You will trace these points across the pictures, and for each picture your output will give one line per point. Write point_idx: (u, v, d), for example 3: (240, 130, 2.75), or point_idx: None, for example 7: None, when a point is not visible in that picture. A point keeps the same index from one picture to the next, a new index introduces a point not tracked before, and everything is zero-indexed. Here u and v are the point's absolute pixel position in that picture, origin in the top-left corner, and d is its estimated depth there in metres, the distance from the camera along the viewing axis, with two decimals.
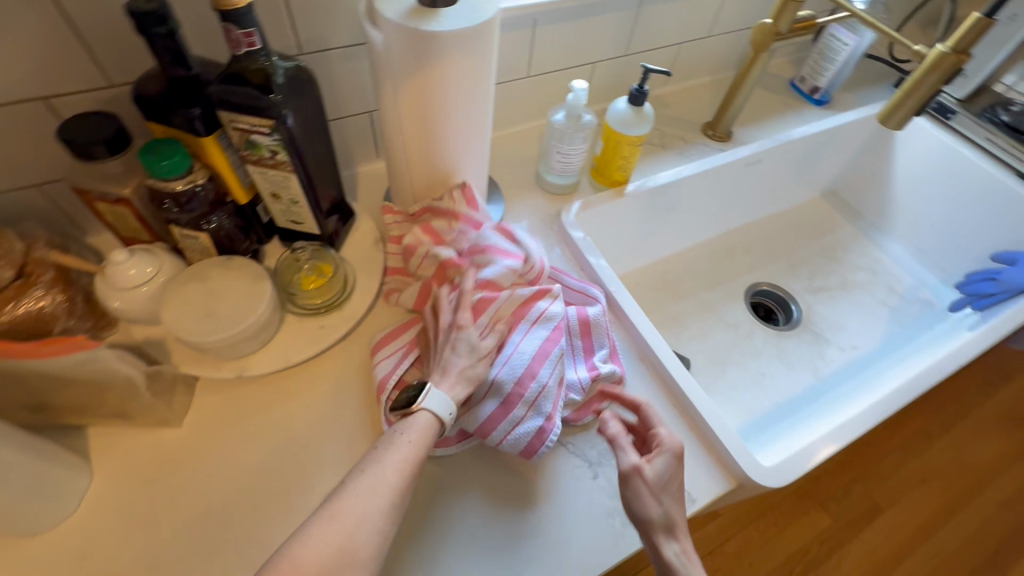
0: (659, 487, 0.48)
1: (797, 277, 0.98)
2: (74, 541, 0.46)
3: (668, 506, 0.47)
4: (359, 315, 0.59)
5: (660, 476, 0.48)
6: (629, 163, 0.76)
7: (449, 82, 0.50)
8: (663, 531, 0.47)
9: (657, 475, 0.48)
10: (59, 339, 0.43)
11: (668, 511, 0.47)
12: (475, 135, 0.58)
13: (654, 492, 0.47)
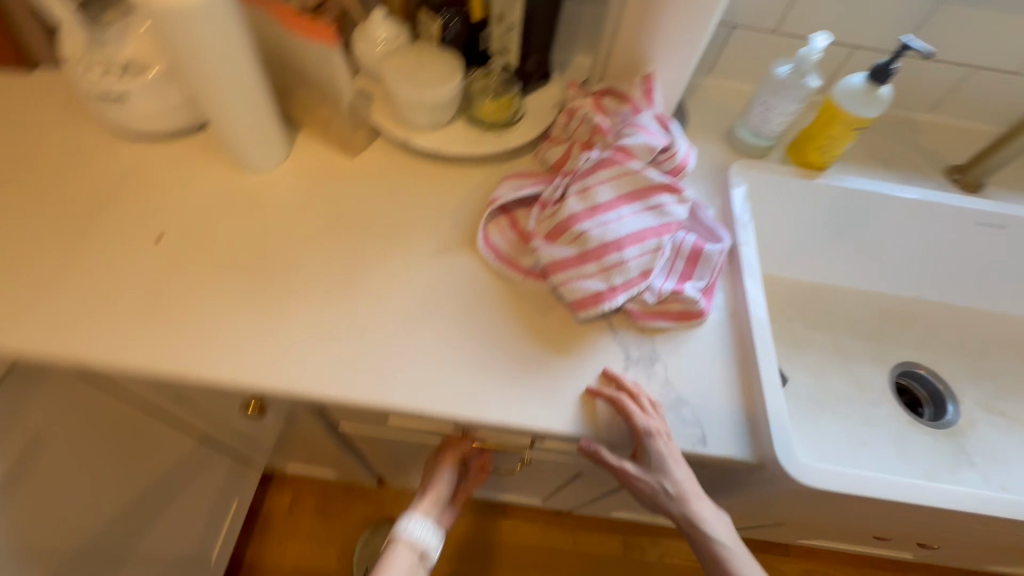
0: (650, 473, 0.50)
1: (976, 385, 0.80)
2: (258, 187, 0.63)
3: (673, 481, 0.50)
4: (509, 147, 0.66)
5: (647, 469, 0.50)
6: (837, 147, 0.69)
7: None
8: (674, 505, 0.50)
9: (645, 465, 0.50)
10: (313, 24, 0.54)
11: (674, 484, 0.50)
12: (692, 31, 0.59)
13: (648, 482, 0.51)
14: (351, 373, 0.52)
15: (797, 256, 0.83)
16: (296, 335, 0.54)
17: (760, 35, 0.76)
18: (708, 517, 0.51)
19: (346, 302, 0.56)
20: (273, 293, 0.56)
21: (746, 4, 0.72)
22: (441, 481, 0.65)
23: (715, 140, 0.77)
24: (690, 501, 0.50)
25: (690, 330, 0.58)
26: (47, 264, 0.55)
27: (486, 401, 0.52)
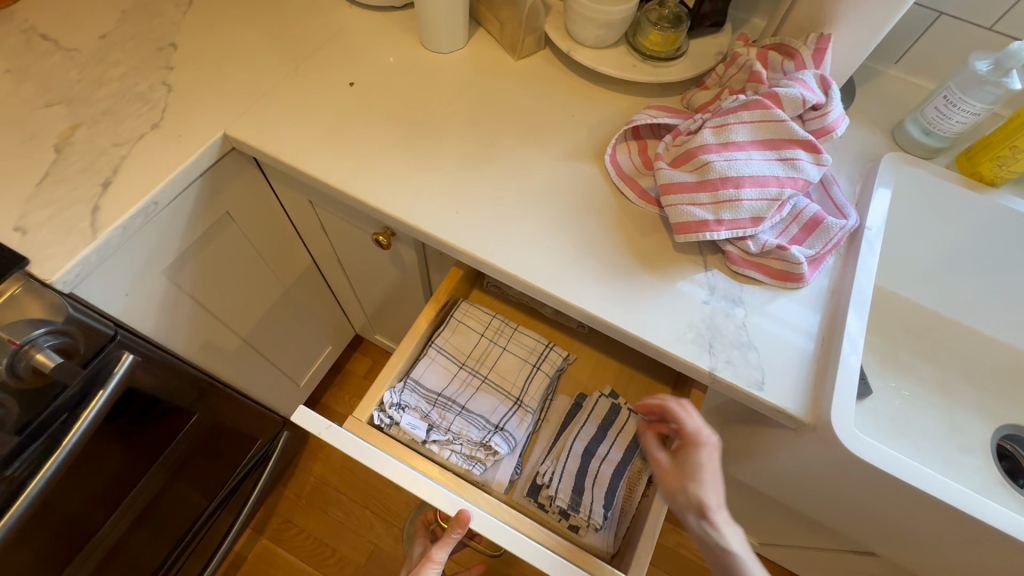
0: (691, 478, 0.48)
1: None
2: (434, 65, 0.73)
3: (707, 492, 0.48)
4: (661, 79, 0.68)
5: (688, 473, 0.48)
6: (1019, 161, 0.63)
7: None
8: (697, 514, 0.48)
9: (687, 469, 0.49)
10: None
11: (705, 496, 0.48)
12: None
13: (686, 493, 0.48)
14: (463, 230, 0.61)
15: (930, 279, 0.77)
16: (430, 185, 0.63)
17: (970, 31, 0.69)
18: (729, 538, 0.47)
19: (478, 175, 0.64)
20: (423, 151, 0.65)
21: None
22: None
23: (877, 130, 0.73)
24: (716, 520, 0.47)
25: (783, 290, 0.58)
26: (270, 82, 0.70)
27: (570, 285, 0.58)
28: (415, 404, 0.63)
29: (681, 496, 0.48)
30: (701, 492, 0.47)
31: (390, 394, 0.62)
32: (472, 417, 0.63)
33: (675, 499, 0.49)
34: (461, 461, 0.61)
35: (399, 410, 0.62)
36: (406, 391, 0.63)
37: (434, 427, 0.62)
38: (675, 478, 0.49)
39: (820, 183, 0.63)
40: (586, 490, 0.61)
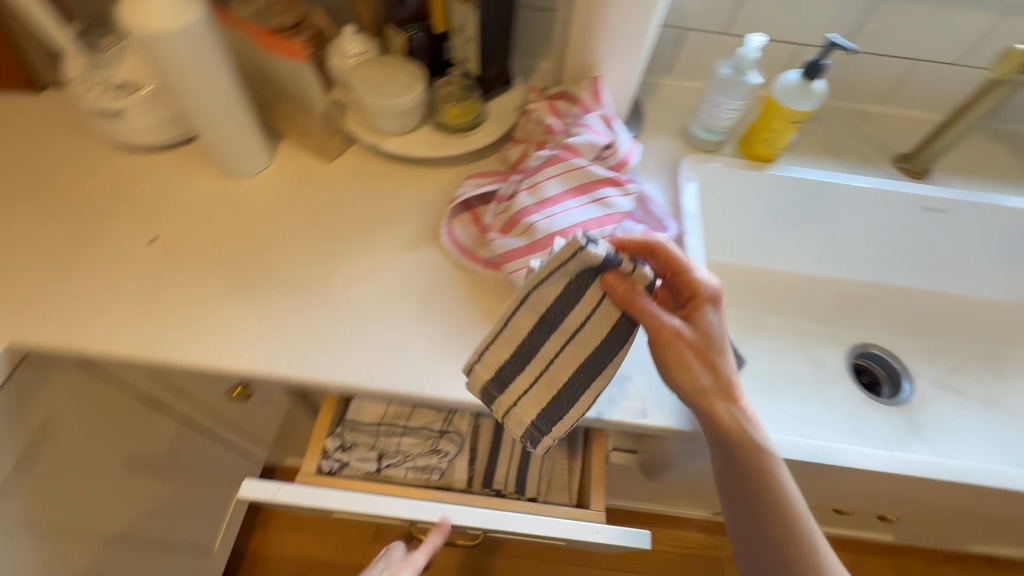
0: (704, 354, 0.51)
1: (934, 365, 0.83)
2: (243, 191, 0.69)
3: (719, 377, 0.50)
4: (473, 147, 0.71)
5: (698, 356, 0.51)
6: (779, 140, 0.74)
7: None
8: (718, 397, 0.50)
9: (703, 338, 0.51)
10: (276, 43, 0.61)
11: (720, 379, 0.51)
12: (636, 35, 0.64)
13: (704, 375, 0.50)
14: (324, 357, 0.57)
15: (756, 245, 0.87)
16: (272, 323, 0.59)
17: (712, 36, 0.80)
18: (756, 428, 0.50)
19: (322, 293, 0.62)
20: (255, 287, 0.62)
21: (697, 6, 0.77)
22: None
23: (671, 135, 0.82)
24: (742, 403, 0.50)
25: None
26: (53, 263, 0.61)
27: (445, 377, 0.57)
28: (358, 442, 0.66)
29: (700, 382, 0.50)
30: (721, 367, 0.51)
31: (332, 440, 0.65)
32: (416, 436, 0.67)
33: (697, 386, 0.50)
34: (418, 474, 0.66)
35: (344, 452, 0.65)
36: (347, 432, 0.67)
37: (384, 454, 0.66)
38: (693, 356, 0.51)
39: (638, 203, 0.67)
40: (529, 466, 0.68)
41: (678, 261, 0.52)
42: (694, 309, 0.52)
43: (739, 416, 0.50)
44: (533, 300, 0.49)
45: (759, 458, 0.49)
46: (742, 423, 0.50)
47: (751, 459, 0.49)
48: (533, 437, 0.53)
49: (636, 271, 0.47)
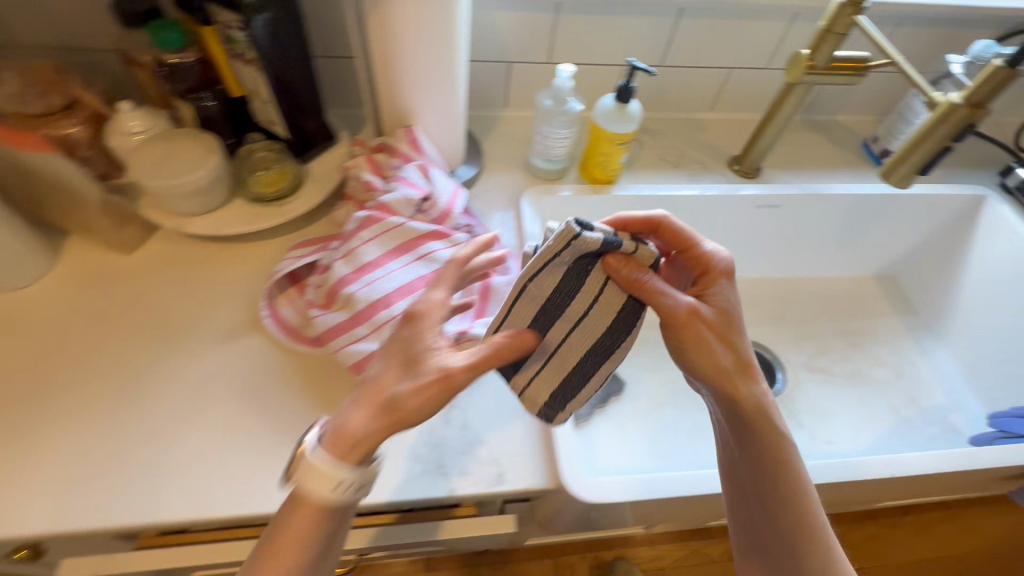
0: (722, 332, 0.47)
1: (800, 350, 0.87)
2: (18, 307, 0.59)
3: (740, 351, 0.47)
4: (292, 215, 0.65)
5: (721, 334, 0.47)
6: (612, 163, 0.74)
7: (408, 22, 0.56)
8: (738, 373, 0.47)
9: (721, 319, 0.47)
10: (20, 136, 0.54)
11: (741, 356, 0.47)
12: (441, 75, 0.62)
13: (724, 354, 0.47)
14: (125, 495, 0.49)
15: None
16: (53, 465, 0.49)
17: (536, 65, 0.81)
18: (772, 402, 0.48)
19: (120, 416, 0.53)
20: (31, 424, 0.51)
21: (513, 39, 0.77)
22: (510, 339, 0.42)
23: (515, 168, 0.80)
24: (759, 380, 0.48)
25: None
26: None
27: (272, 486, 0.50)
28: None
29: (723, 363, 0.46)
30: (741, 343, 0.48)
31: None
32: None
33: (720, 369, 0.46)
34: None
35: None
36: None
37: None
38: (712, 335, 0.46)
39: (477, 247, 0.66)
40: None
41: (685, 235, 0.50)
42: (707, 284, 0.48)
43: (760, 394, 0.48)
44: (531, 292, 0.45)
45: (785, 451, 0.48)
46: (763, 410, 0.48)
47: (780, 450, 0.48)
48: (546, 416, 0.48)
49: (638, 250, 0.44)
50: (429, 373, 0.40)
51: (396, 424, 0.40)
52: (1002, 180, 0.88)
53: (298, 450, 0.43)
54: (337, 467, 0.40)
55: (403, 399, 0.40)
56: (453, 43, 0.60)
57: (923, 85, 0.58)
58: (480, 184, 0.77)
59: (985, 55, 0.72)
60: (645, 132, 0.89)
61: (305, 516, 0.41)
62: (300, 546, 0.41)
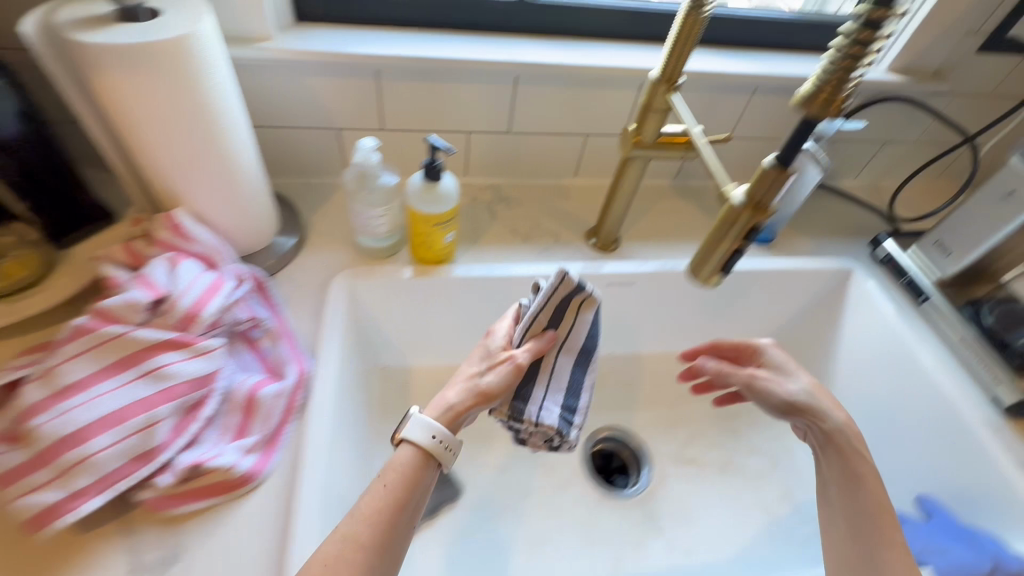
0: (778, 377, 0.61)
1: (669, 438, 0.80)
2: None
3: (802, 384, 0.60)
4: (23, 315, 0.54)
5: (777, 374, 0.62)
6: (436, 245, 0.66)
7: (142, 96, 0.47)
8: (803, 399, 0.59)
9: (774, 369, 0.62)
10: None
11: (802, 385, 0.60)
12: (206, 152, 0.53)
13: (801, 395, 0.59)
14: None
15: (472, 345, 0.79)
16: None
17: (369, 132, 0.74)
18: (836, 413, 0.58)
19: None
20: None
21: (336, 106, 0.70)
22: (540, 340, 0.59)
23: (342, 245, 0.72)
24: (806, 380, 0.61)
25: (237, 500, 0.49)
26: None
27: None
28: None
29: (791, 392, 0.60)
30: (757, 372, 0.62)
31: None
32: None
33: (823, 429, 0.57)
34: None
35: None
36: None
37: None
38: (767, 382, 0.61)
39: (259, 346, 0.59)
40: None
41: (738, 346, 0.66)
42: (753, 358, 0.64)
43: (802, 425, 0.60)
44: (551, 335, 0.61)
45: (838, 431, 0.57)
46: (848, 437, 0.56)
47: (835, 455, 0.56)
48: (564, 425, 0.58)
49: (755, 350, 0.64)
50: (500, 361, 0.59)
51: (482, 399, 0.56)
52: (872, 251, 0.85)
53: (400, 439, 0.52)
54: (436, 433, 0.52)
55: (488, 383, 0.57)
56: (212, 117, 0.52)
57: (720, 172, 0.51)
58: (294, 266, 0.69)
59: (828, 131, 0.70)
60: (500, 200, 0.82)
61: (402, 472, 0.50)
62: (404, 496, 0.49)
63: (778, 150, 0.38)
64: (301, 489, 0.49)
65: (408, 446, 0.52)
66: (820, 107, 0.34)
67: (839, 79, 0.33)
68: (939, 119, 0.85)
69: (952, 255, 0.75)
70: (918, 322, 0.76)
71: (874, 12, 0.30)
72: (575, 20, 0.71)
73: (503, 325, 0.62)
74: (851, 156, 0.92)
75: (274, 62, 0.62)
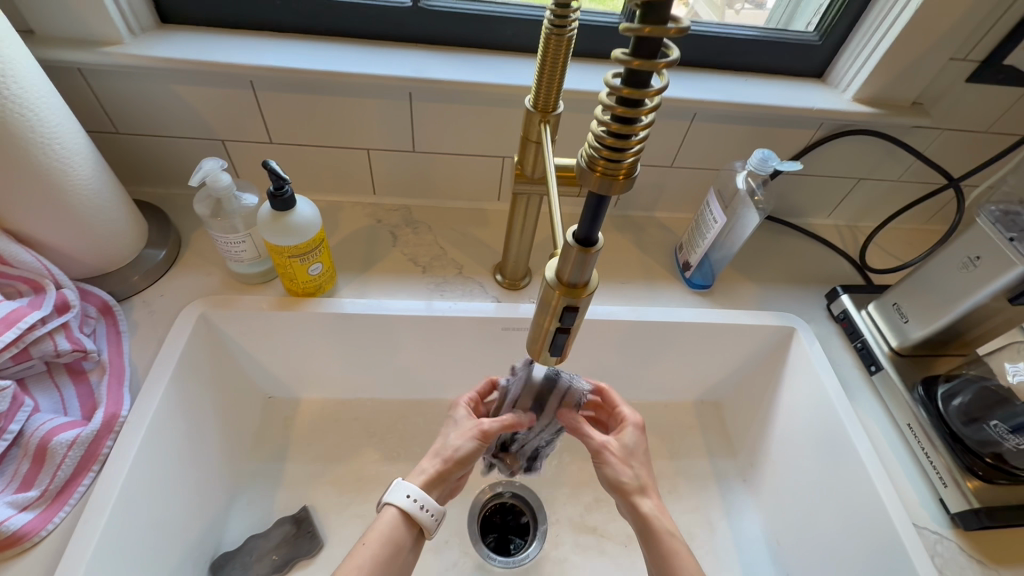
0: (627, 458, 0.54)
1: (574, 501, 0.71)
2: None
3: (638, 470, 0.53)
4: None
5: (626, 453, 0.54)
6: (300, 276, 0.60)
7: None
8: (634, 491, 0.52)
9: (625, 448, 0.54)
10: None
11: (639, 475, 0.53)
12: (13, 170, 0.48)
13: (629, 435, 0.55)
14: None
15: (360, 383, 0.72)
16: None
17: (256, 146, 0.67)
18: (659, 515, 0.51)
19: None
20: None
21: (213, 117, 0.64)
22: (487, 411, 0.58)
23: (217, 266, 0.66)
24: (644, 474, 0.53)
25: (2, 563, 0.44)
26: None
27: None
28: None
29: (625, 477, 0.52)
30: (620, 466, 0.53)
31: None
32: None
33: (617, 483, 0.52)
34: None
35: None
36: None
37: None
38: (616, 458, 0.53)
39: (80, 382, 0.54)
40: None
41: (615, 400, 0.58)
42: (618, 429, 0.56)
43: (653, 510, 0.51)
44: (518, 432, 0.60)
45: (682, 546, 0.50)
46: (661, 520, 0.51)
47: (661, 525, 0.50)
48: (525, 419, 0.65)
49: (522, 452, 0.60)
50: (469, 425, 0.54)
51: (456, 465, 0.51)
52: (828, 305, 0.74)
53: (383, 501, 0.49)
54: (414, 495, 0.49)
55: (456, 448, 0.52)
56: (12, 130, 0.46)
57: (558, 211, 0.42)
58: (157, 287, 0.64)
59: (762, 169, 0.62)
60: (407, 224, 0.75)
61: (383, 535, 0.48)
62: (388, 555, 0.47)
63: (577, 224, 0.31)
64: (67, 560, 0.44)
65: (390, 510, 0.49)
66: (598, 180, 0.26)
67: (610, 147, 0.25)
68: (920, 160, 0.73)
69: (910, 320, 0.64)
70: (864, 397, 0.66)
71: (632, 62, 0.22)
72: (482, 30, 0.65)
73: (468, 398, 0.57)
74: (821, 197, 0.80)
75: (128, 69, 0.57)
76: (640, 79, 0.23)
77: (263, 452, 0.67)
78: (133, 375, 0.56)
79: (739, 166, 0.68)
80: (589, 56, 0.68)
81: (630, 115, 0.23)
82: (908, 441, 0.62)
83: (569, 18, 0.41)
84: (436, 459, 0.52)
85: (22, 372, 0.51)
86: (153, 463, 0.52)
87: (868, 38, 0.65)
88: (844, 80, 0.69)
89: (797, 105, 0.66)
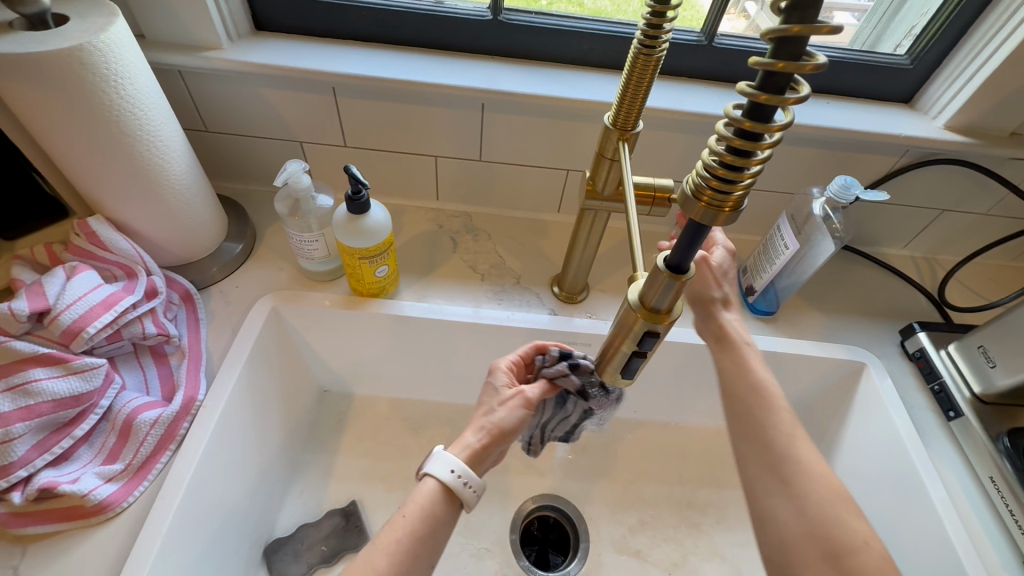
0: (721, 275, 0.55)
1: (617, 521, 0.70)
2: None
3: (728, 289, 0.55)
4: None
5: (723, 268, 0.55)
6: (367, 277, 0.62)
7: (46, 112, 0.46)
8: (720, 303, 0.54)
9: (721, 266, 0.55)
10: None
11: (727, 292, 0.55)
12: (121, 163, 0.51)
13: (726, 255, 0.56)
14: None
15: (412, 384, 0.73)
16: None
17: (331, 149, 0.70)
18: (741, 328, 0.53)
19: None
20: None
21: (295, 119, 0.67)
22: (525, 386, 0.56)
23: (287, 262, 0.69)
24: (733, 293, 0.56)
25: (87, 529, 0.48)
26: None
27: None
28: None
29: (714, 292, 0.54)
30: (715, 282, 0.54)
31: None
32: None
33: (705, 294, 0.54)
34: None
35: None
36: None
37: None
38: (710, 273, 0.54)
39: (162, 365, 0.57)
40: None
41: None
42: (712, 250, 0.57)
43: (735, 321, 0.54)
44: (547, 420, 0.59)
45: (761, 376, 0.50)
46: (738, 329, 0.53)
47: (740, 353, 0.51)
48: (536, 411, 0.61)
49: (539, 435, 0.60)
50: (511, 395, 0.52)
51: (499, 437, 0.49)
52: (902, 342, 0.70)
53: (423, 472, 0.47)
54: (458, 468, 0.46)
55: (501, 419, 0.50)
56: (124, 126, 0.50)
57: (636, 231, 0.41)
58: (232, 279, 0.67)
59: (842, 197, 0.60)
60: (467, 231, 0.76)
61: (423, 508, 0.45)
62: (426, 530, 0.44)
63: (670, 250, 0.30)
64: (144, 533, 0.47)
65: (430, 482, 0.46)
66: (702, 210, 0.26)
67: (721, 176, 0.24)
68: (1014, 194, 0.68)
69: (996, 366, 0.59)
70: (939, 443, 0.62)
71: (759, 95, 0.21)
72: (557, 45, 0.65)
73: (509, 361, 0.55)
74: (898, 226, 0.76)
75: (223, 73, 0.61)
76: (763, 112, 0.22)
77: (317, 443, 0.69)
78: (209, 361, 0.60)
79: (817, 191, 0.66)
80: (663, 72, 0.67)
81: (746, 147, 0.23)
82: (990, 494, 0.57)
83: (660, 39, 0.41)
84: (477, 430, 0.50)
85: (113, 350, 0.55)
86: (223, 447, 0.55)
87: (966, 64, 0.61)
88: (935, 106, 0.65)
89: (882, 130, 0.63)
